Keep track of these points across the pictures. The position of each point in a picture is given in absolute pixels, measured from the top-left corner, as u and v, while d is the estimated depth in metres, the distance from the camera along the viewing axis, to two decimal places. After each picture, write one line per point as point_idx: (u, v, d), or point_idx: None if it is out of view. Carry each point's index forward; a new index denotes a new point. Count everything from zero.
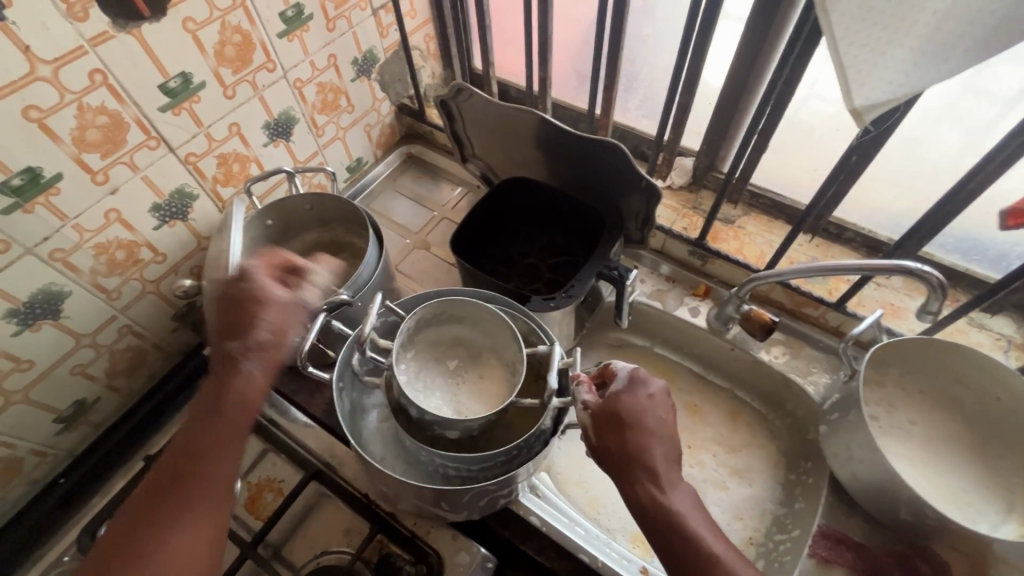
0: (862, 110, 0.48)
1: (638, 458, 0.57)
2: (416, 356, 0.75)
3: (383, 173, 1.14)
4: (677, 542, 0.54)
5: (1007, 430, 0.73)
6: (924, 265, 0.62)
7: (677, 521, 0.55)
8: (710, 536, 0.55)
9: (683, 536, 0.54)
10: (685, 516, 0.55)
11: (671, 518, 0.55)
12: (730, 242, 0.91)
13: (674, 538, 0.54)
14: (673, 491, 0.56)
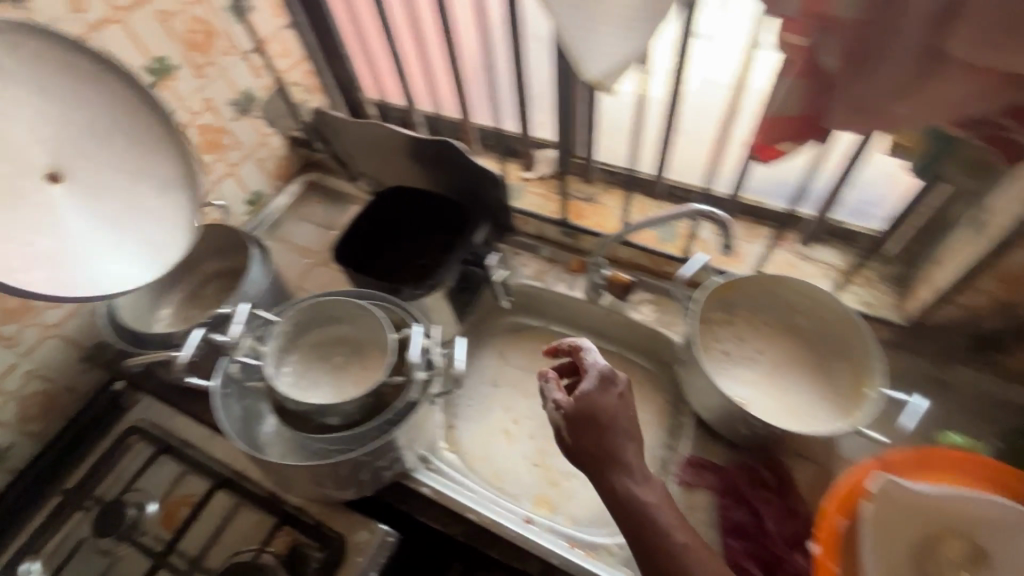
0: (599, 78, 0.57)
1: (609, 451, 0.63)
2: (301, 357, 0.82)
3: (285, 203, 1.21)
4: (646, 531, 0.60)
5: (835, 344, 0.83)
6: (708, 205, 0.74)
7: (640, 511, 0.60)
8: (673, 526, 0.60)
9: (648, 524, 0.59)
10: (655, 507, 0.60)
11: (641, 508, 0.60)
12: (593, 218, 1.01)
13: (639, 526, 0.60)
14: (641, 484, 0.61)
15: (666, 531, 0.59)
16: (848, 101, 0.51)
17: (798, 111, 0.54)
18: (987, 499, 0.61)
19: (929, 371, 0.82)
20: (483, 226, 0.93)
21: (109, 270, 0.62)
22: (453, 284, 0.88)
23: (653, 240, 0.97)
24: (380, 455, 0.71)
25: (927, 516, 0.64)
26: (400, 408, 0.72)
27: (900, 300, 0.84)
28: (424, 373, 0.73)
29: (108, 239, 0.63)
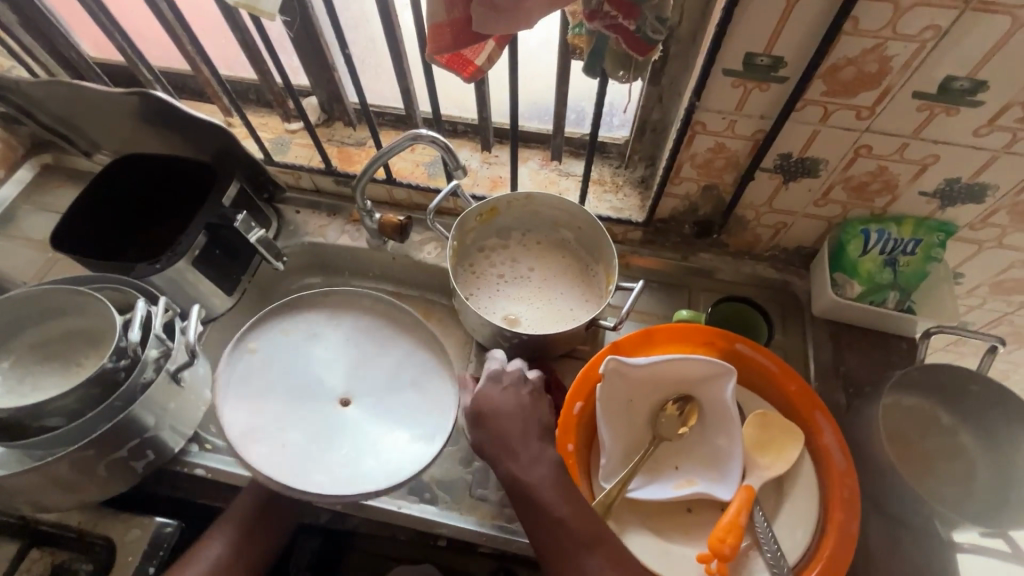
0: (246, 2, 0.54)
1: (507, 441, 0.64)
2: (20, 364, 0.72)
3: (14, 193, 1.03)
4: (535, 512, 0.60)
5: (590, 250, 0.89)
6: (423, 130, 0.74)
7: (536, 490, 0.61)
8: (566, 499, 0.60)
9: (537, 501, 0.60)
10: (545, 484, 0.61)
11: (525, 485, 0.61)
12: (363, 162, 0.97)
13: (528, 506, 0.60)
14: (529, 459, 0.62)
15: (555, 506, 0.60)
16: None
17: (449, 16, 0.54)
18: (692, 358, 0.69)
19: (675, 260, 0.92)
20: (234, 183, 0.86)
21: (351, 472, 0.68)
22: (201, 250, 0.81)
23: (422, 177, 0.96)
24: (115, 448, 0.64)
25: (654, 384, 0.72)
26: (129, 393, 0.64)
27: (644, 200, 0.91)
28: (156, 351, 0.67)
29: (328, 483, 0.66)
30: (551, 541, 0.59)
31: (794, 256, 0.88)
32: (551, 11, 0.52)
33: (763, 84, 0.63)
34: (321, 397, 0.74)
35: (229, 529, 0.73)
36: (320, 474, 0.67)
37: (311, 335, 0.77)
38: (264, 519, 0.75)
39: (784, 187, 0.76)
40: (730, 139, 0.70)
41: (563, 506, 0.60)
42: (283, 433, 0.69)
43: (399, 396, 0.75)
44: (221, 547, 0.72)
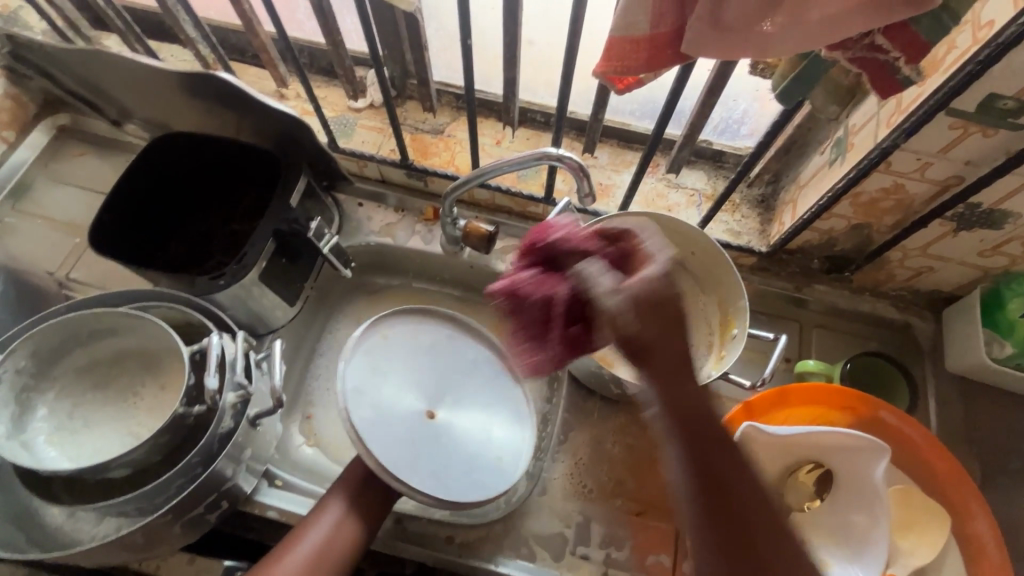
0: None
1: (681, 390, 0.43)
2: (68, 392, 0.62)
3: (30, 158, 0.89)
4: (730, 503, 0.42)
5: (702, 277, 0.78)
6: (563, 150, 0.62)
7: (718, 448, 0.43)
8: (784, 546, 0.42)
9: (733, 487, 0.42)
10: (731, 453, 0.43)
11: (727, 505, 0.42)
12: (441, 154, 0.84)
13: (718, 485, 0.43)
14: (679, 374, 0.43)
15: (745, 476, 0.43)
16: (664, 321, 0.43)
17: (650, 30, 0.41)
18: (839, 431, 0.61)
19: (786, 291, 0.82)
20: (303, 177, 0.72)
21: (455, 482, 0.63)
22: (268, 260, 0.70)
23: (510, 178, 0.83)
24: (191, 507, 0.57)
25: (786, 451, 0.65)
26: (210, 445, 0.57)
27: (764, 224, 0.80)
28: (234, 395, 0.58)
29: (433, 482, 0.62)
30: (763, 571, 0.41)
31: (924, 298, 0.79)
32: (800, 49, 0.39)
33: (989, 129, 0.51)
34: (412, 407, 0.67)
35: (337, 497, 0.62)
36: (416, 472, 0.62)
37: (423, 344, 0.72)
38: (361, 499, 0.63)
39: (953, 234, 0.65)
40: (913, 181, 0.60)
41: (760, 507, 0.43)
42: (392, 436, 0.63)
43: (488, 402, 0.71)
44: (334, 518, 0.61)
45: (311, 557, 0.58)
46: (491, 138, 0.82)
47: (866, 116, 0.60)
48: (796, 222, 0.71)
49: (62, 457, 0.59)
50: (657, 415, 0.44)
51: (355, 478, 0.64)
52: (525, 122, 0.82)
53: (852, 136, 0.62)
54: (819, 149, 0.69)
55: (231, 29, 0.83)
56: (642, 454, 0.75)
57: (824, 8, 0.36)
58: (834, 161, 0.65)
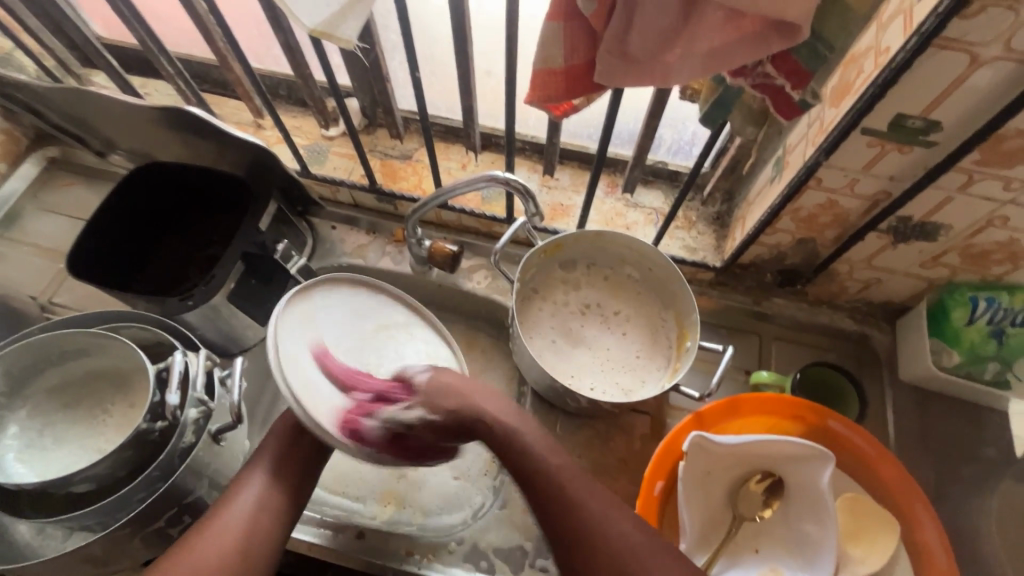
0: (323, 28, 0.45)
1: (471, 419, 0.61)
2: (39, 411, 0.65)
3: (20, 189, 0.93)
4: (563, 512, 0.55)
5: (659, 292, 0.80)
6: (510, 173, 0.66)
7: (553, 481, 0.57)
8: (616, 523, 0.55)
9: (569, 491, 0.56)
10: (557, 465, 0.58)
11: (575, 513, 0.55)
12: (409, 178, 0.87)
13: (555, 496, 0.56)
14: (509, 433, 0.60)
15: (580, 492, 0.56)
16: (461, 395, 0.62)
17: (566, 63, 0.45)
18: (785, 440, 0.63)
19: (746, 305, 0.84)
20: (274, 201, 0.77)
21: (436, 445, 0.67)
22: (235, 281, 0.73)
23: (475, 201, 0.87)
24: (151, 519, 0.60)
25: (737, 461, 0.66)
26: (167, 461, 0.59)
27: (719, 240, 0.83)
28: (195, 411, 0.61)
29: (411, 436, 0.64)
30: (588, 555, 0.53)
31: (879, 309, 0.80)
32: (697, 77, 0.42)
33: (904, 146, 0.54)
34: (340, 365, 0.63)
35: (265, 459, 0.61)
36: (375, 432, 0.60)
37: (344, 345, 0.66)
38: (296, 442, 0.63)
39: (892, 247, 0.67)
40: (845, 196, 0.63)
41: (592, 493, 0.56)
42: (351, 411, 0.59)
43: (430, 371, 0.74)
44: (260, 485, 0.60)
45: (248, 514, 0.57)
46: (456, 162, 0.86)
47: (798, 135, 0.63)
48: (744, 238, 0.74)
49: (30, 473, 0.62)
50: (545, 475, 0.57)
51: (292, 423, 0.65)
52: (489, 146, 0.86)
53: (787, 154, 0.65)
54: (761, 168, 0.72)
55: (209, 65, 0.88)
56: (602, 466, 0.77)
57: (712, 41, 0.39)
58: (773, 178, 0.68)
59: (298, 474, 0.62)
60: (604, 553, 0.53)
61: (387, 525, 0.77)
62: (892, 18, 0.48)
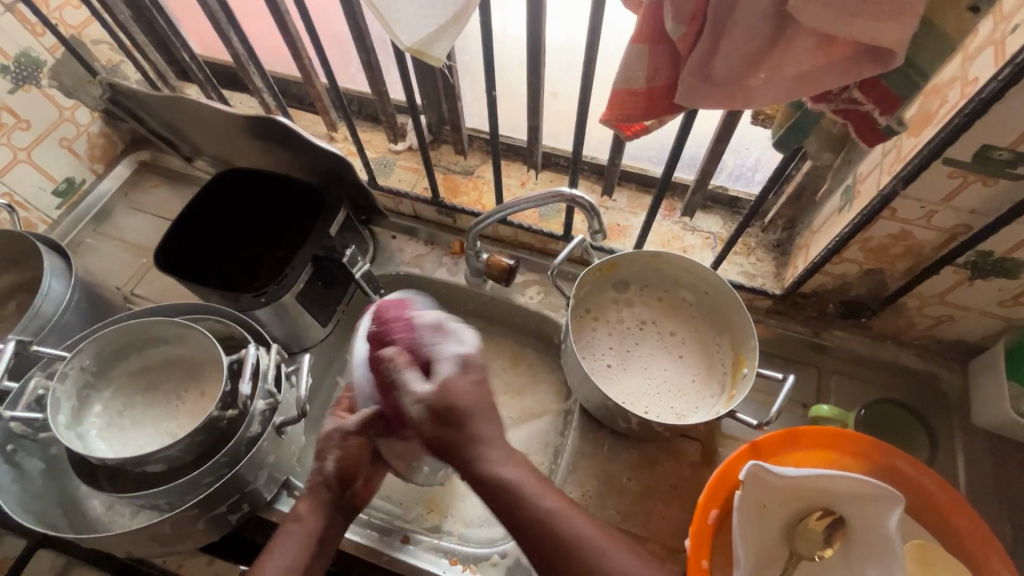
0: (418, 47, 0.47)
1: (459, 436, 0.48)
2: (121, 393, 0.69)
3: (113, 188, 1.01)
4: (569, 551, 0.46)
5: (716, 317, 0.79)
6: (577, 190, 0.67)
7: (508, 493, 0.47)
8: (558, 506, 0.47)
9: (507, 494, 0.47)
10: (514, 474, 0.48)
11: (520, 513, 0.47)
12: (470, 193, 0.90)
13: (500, 502, 0.47)
14: (504, 484, 0.47)
15: (512, 476, 0.47)
16: (483, 415, 0.49)
17: (648, 84, 0.46)
18: (850, 476, 0.60)
19: (804, 336, 0.83)
20: (343, 209, 0.80)
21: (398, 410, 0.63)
22: (305, 282, 0.76)
23: (533, 218, 0.89)
24: (216, 505, 0.62)
25: (796, 496, 0.64)
26: (236, 448, 0.62)
27: (780, 268, 0.82)
28: (264, 403, 0.64)
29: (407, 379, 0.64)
30: (547, 556, 0.46)
31: (950, 349, 0.77)
32: (782, 99, 0.43)
33: (989, 179, 0.53)
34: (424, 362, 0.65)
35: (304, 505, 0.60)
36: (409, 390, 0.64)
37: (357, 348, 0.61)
38: (296, 531, 0.59)
39: (968, 283, 0.65)
40: (920, 228, 0.61)
41: (625, 560, 0.46)
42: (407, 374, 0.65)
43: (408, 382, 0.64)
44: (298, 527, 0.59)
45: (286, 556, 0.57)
46: (516, 180, 0.88)
47: (870, 164, 0.62)
48: (808, 266, 0.73)
49: (109, 450, 0.66)
50: (541, 508, 0.46)
51: (303, 510, 0.60)
52: (550, 166, 0.88)
53: (858, 183, 0.64)
54: (829, 197, 0.71)
55: (293, 81, 0.94)
56: (651, 490, 0.75)
57: (800, 66, 0.40)
58: (842, 208, 0.67)
59: (305, 562, 0.57)
60: (566, 548, 0.46)
61: (431, 532, 0.77)
62: (980, 49, 0.47)
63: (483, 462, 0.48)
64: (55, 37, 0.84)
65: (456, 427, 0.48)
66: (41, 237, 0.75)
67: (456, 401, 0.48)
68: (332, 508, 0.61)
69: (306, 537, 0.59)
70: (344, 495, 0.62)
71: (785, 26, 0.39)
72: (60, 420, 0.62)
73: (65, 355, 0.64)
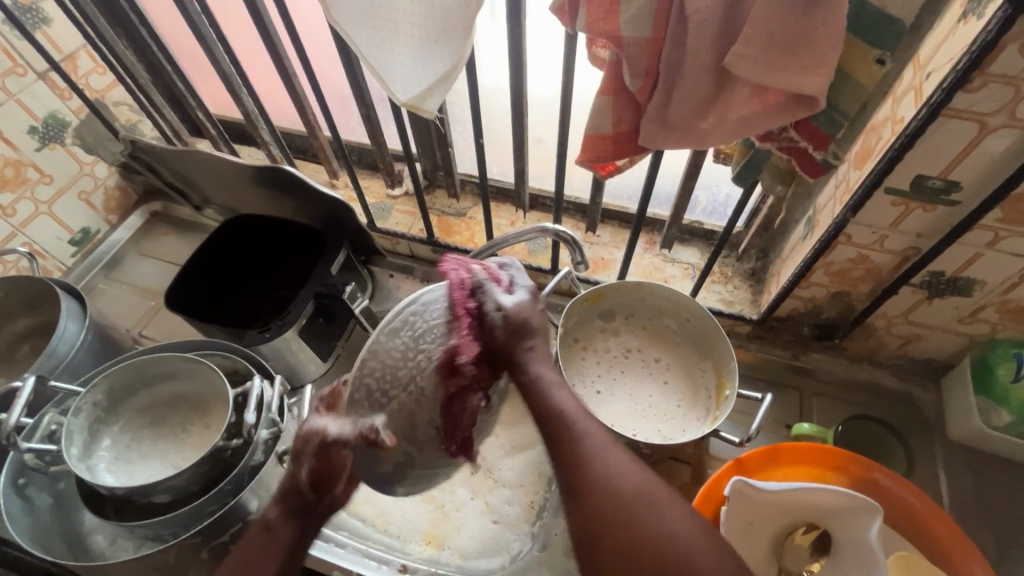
0: (412, 102, 0.54)
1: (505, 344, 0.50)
2: (129, 427, 0.72)
3: (125, 237, 1.07)
4: (566, 443, 0.48)
5: (699, 342, 0.83)
6: (560, 225, 0.72)
7: (562, 419, 0.49)
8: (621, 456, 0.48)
9: (574, 431, 0.48)
10: (573, 409, 0.49)
11: (575, 448, 0.47)
12: (462, 233, 0.96)
13: (562, 436, 0.48)
14: (541, 381, 0.50)
15: (585, 425, 0.48)
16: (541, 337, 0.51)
17: (614, 129, 0.52)
18: (832, 488, 0.62)
19: (785, 359, 0.87)
20: (344, 250, 0.85)
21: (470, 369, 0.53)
22: (307, 319, 0.80)
23: (522, 253, 0.94)
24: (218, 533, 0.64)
25: (779, 510, 0.66)
26: (237, 476, 0.64)
27: (756, 294, 0.86)
28: (267, 432, 0.67)
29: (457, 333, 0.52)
30: (584, 490, 0.46)
31: (923, 368, 0.80)
32: (729, 139, 0.49)
33: (928, 205, 0.59)
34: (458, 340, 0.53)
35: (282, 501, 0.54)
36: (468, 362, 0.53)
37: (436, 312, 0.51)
38: (267, 541, 0.53)
39: (927, 302, 0.70)
40: (875, 252, 0.67)
41: (620, 457, 0.47)
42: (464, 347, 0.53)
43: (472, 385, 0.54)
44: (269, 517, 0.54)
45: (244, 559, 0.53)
46: (506, 219, 0.95)
47: (826, 196, 0.68)
48: (779, 290, 0.77)
49: (116, 482, 0.68)
50: (553, 398, 0.49)
51: (273, 518, 0.54)
52: (537, 206, 0.95)
53: (817, 213, 0.70)
54: (793, 227, 0.77)
55: (298, 135, 1.02)
56: None
57: (741, 111, 0.46)
58: (805, 236, 0.73)
59: (276, 567, 0.53)
60: (611, 494, 0.45)
61: (427, 563, 0.78)
62: (905, 92, 0.54)
63: (535, 364, 0.50)
64: (81, 99, 0.91)
65: (530, 341, 0.50)
66: (60, 281, 0.80)
67: (529, 320, 0.50)
68: (306, 515, 0.55)
69: (272, 551, 0.53)
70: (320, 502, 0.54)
71: (725, 79, 0.46)
72: (73, 453, 0.65)
73: (80, 390, 0.68)
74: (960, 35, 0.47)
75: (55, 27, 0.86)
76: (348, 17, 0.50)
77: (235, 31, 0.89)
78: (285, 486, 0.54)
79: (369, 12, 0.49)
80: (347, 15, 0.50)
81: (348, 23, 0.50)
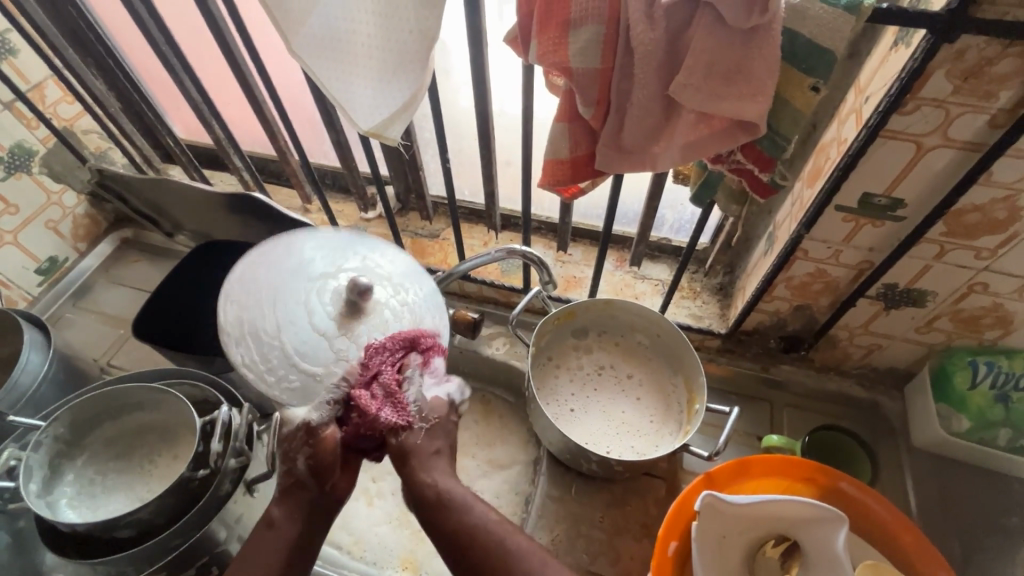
0: (376, 130, 0.55)
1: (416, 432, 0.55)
2: (93, 461, 0.71)
3: (93, 265, 1.05)
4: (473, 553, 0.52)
5: (669, 356, 0.84)
6: (526, 246, 0.73)
7: (469, 529, 0.53)
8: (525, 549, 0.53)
9: (481, 531, 0.52)
10: (476, 511, 0.54)
11: (482, 553, 0.52)
12: (436, 254, 0.97)
13: (492, 559, 0.51)
14: (438, 489, 0.54)
15: (490, 529, 0.53)
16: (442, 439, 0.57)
17: (571, 154, 0.54)
18: (795, 500, 0.63)
19: (755, 372, 0.88)
20: None
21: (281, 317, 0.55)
22: None
23: (495, 273, 0.95)
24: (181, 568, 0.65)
25: (750, 523, 0.66)
26: (201, 507, 0.63)
27: (724, 309, 0.88)
28: (235, 461, 0.66)
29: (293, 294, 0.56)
30: None
31: (886, 377, 0.82)
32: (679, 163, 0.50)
33: (876, 221, 0.61)
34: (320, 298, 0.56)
35: (286, 488, 0.56)
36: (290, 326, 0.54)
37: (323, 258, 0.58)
38: (272, 536, 0.55)
39: (885, 313, 0.72)
40: (832, 266, 0.69)
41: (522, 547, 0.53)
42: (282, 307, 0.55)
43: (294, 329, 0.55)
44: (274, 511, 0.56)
45: (262, 546, 0.54)
46: (478, 240, 0.96)
47: (784, 213, 0.71)
48: (744, 304, 0.79)
49: (78, 517, 0.67)
50: (464, 507, 0.54)
51: (276, 516, 0.56)
52: (509, 227, 0.96)
53: (776, 230, 0.72)
54: (756, 242, 0.79)
55: (270, 160, 1.03)
56: (620, 531, 0.78)
57: (688, 136, 0.48)
58: (766, 251, 0.75)
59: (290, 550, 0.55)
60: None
61: None
62: (847, 116, 0.57)
63: (433, 470, 0.55)
64: (48, 129, 0.91)
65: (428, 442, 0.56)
66: (23, 312, 0.78)
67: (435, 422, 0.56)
68: (310, 510, 0.56)
69: (281, 541, 0.54)
70: (323, 489, 0.56)
71: (671, 106, 0.48)
72: (32, 488, 0.64)
73: (42, 424, 0.67)
74: (893, 62, 0.50)
75: (21, 57, 0.86)
76: (308, 51, 0.50)
77: (206, 59, 0.90)
78: (285, 483, 0.56)
79: (330, 45, 0.50)
80: (307, 49, 0.50)
81: (308, 57, 0.51)
